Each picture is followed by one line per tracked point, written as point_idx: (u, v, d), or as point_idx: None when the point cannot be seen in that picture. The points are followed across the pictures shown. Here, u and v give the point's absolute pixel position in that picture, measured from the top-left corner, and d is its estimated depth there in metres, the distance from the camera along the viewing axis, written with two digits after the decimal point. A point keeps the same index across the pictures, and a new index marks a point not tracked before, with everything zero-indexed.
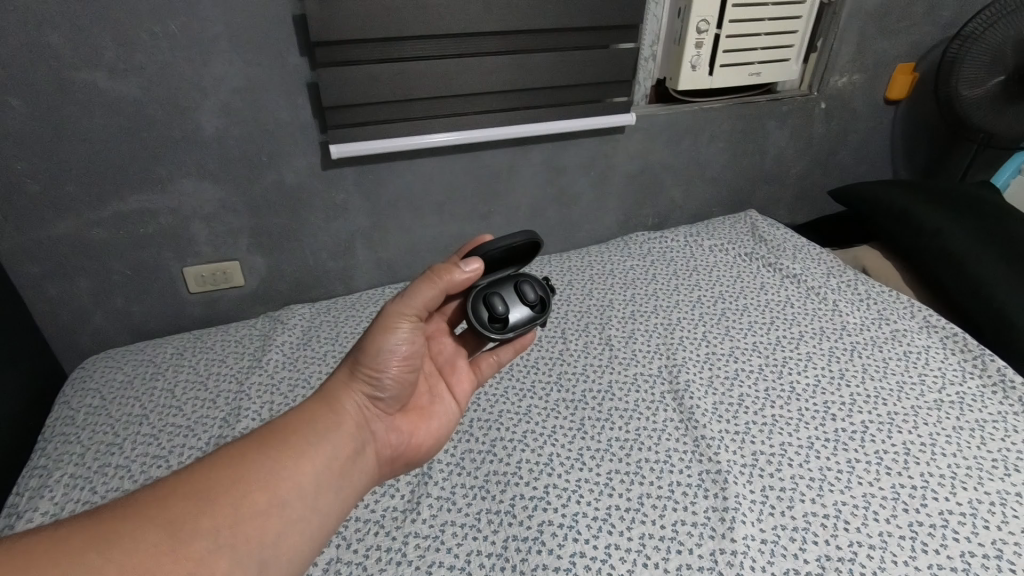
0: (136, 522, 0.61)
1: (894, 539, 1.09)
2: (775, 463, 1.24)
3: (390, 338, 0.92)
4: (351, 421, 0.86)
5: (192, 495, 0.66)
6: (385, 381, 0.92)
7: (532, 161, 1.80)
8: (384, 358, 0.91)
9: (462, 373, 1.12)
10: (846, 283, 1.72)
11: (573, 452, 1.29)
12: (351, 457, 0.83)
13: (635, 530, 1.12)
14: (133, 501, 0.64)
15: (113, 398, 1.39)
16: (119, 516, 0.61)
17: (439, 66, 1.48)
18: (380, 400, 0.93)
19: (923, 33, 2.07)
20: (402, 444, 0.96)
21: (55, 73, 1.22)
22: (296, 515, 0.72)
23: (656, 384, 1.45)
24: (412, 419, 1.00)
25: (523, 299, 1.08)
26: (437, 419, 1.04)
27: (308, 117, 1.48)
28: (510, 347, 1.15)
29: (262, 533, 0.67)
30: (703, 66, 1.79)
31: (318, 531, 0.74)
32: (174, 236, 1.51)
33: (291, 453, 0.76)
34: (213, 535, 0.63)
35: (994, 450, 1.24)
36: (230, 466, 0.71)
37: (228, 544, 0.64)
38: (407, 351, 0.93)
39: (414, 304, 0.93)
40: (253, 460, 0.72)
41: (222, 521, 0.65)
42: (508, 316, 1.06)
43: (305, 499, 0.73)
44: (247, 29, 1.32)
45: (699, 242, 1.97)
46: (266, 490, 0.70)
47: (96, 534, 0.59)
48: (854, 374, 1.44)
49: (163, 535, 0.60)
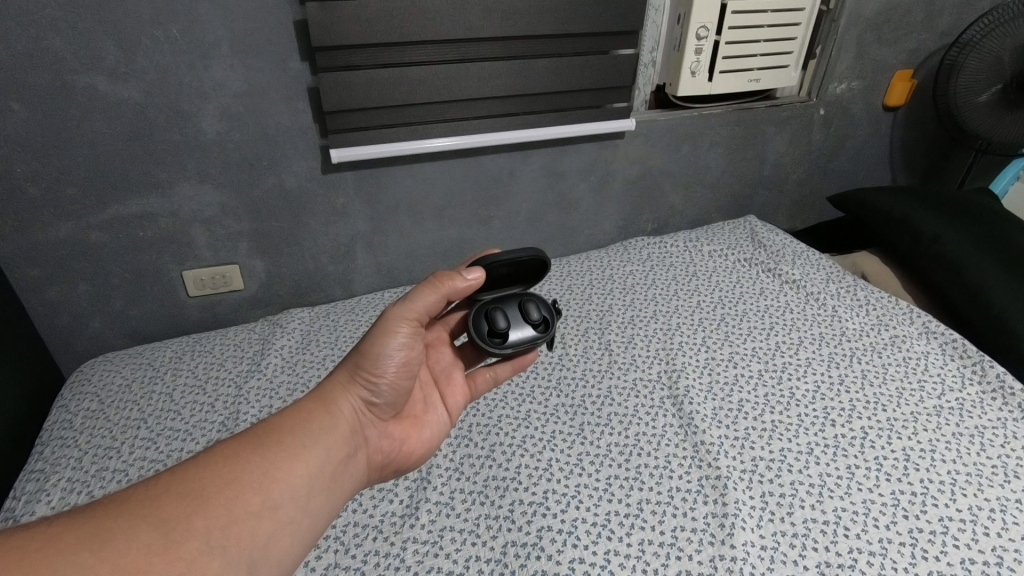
0: (125, 523, 0.56)
1: (894, 546, 1.03)
2: (775, 469, 1.18)
3: (391, 342, 0.87)
4: (346, 424, 0.82)
5: (183, 496, 0.61)
6: (383, 385, 0.87)
7: (530, 167, 1.81)
8: (384, 362, 0.87)
9: (457, 386, 1.06)
10: (848, 287, 1.69)
11: (573, 457, 1.23)
12: (344, 462, 0.78)
13: (634, 537, 1.06)
14: (121, 502, 0.59)
15: (112, 402, 1.39)
16: (108, 516, 0.57)
17: (438, 72, 1.50)
18: (376, 405, 0.88)
19: (923, 39, 2.07)
20: (394, 451, 0.91)
21: (58, 77, 1.27)
22: (288, 519, 0.67)
23: (656, 389, 1.38)
24: (406, 426, 0.95)
25: (527, 319, 1.01)
26: (430, 428, 0.99)
27: (307, 121, 1.52)
28: (508, 365, 1.08)
29: (253, 537, 0.63)
30: (702, 73, 1.80)
31: (307, 537, 0.70)
32: (174, 238, 1.55)
33: (284, 454, 0.71)
34: (205, 535, 0.59)
35: (993, 456, 1.18)
36: (222, 466, 0.66)
37: (219, 547, 0.60)
38: (406, 357, 0.89)
39: (417, 313, 0.90)
40: (246, 460, 0.68)
41: (213, 522, 0.61)
42: (508, 333, 0.99)
43: (297, 504, 0.69)
44: (247, 34, 1.36)
45: (699, 248, 1.93)
46: (259, 492, 0.66)
47: (84, 534, 0.54)
48: (855, 381, 1.38)
49: (156, 535, 0.57)
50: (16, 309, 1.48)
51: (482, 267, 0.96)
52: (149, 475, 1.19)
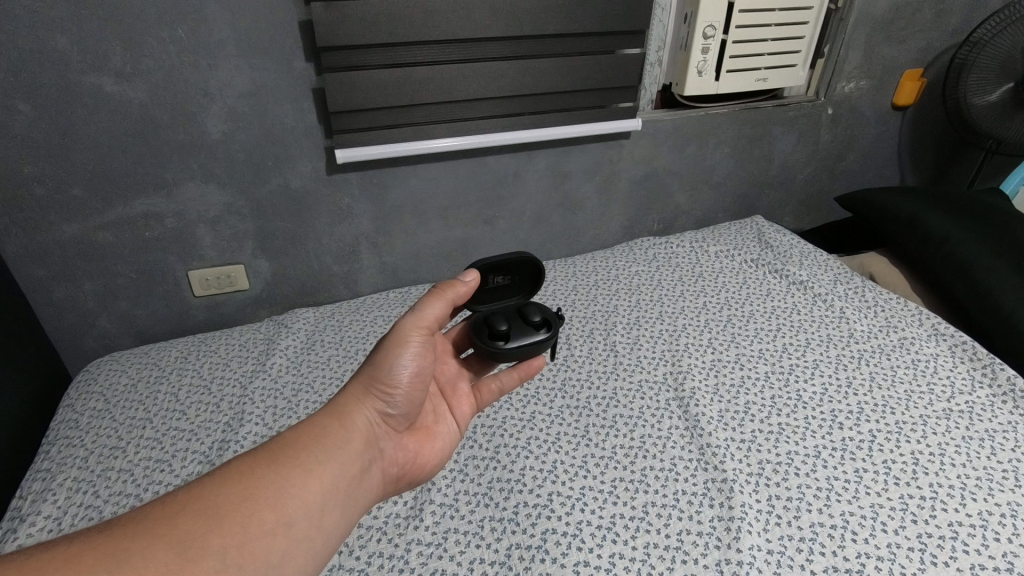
0: (142, 542, 0.56)
1: (903, 551, 1.02)
2: (781, 472, 1.17)
3: (403, 354, 0.87)
4: (361, 438, 0.81)
5: (199, 512, 0.61)
6: (396, 396, 0.87)
7: (535, 167, 1.81)
8: (397, 373, 0.86)
9: (465, 395, 1.06)
10: (855, 288, 1.68)
11: (577, 459, 1.22)
12: (359, 476, 0.77)
13: (639, 539, 1.06)
14: (138, 518, 0.59)
15: (118, 402, 1.39)
16: (125, 534, 0.57)
17: (443, 72, 1.50)
18: (390, 417, 0.88)
19: (933, 37, 2.05)
20: (407, 463, 0.91)
21: (64, 78, 1.27)
22: (302, 535, 0.67)
23: (661, 390, 1.38)
24: (419, 437, 0.95)
25: (528, 322, 1.01)
26: (441, 439, 0.99)
27: (312, 121, 1.52)
28: (515, 374, 1.09)
29: (268, 553, 0.63)
30: (709, 72, 1.79)
31: (322, 553, 0.69)
32: (179, 239, 1.55)
33: (300, 469, 0.70)
34: (220, 553, 0.59)
35: (1004, 460, 1.17)
36: (237, 483, 0.66)
37: (235, 565, 0.59)
38: (419, 368, 0.89)
39: (427, 322, 0.92)
40: (261, 475, 0.67)
41: (228, 540, 0.60)
42: (510, 335, 0.98)
43: (312, 520, 0.68)
44: (252, 34, 1.36)
45: (705, 249, 1.92)
46: (274, 509, 0.65)
47: (103, 553, 0.54)
48: (862, 383, 1.37)
49: (172, 553, 0.56)
50: (24, 309, 1.49)
51: (476, 269, 0.99)
52: (153, 475, 1.19)
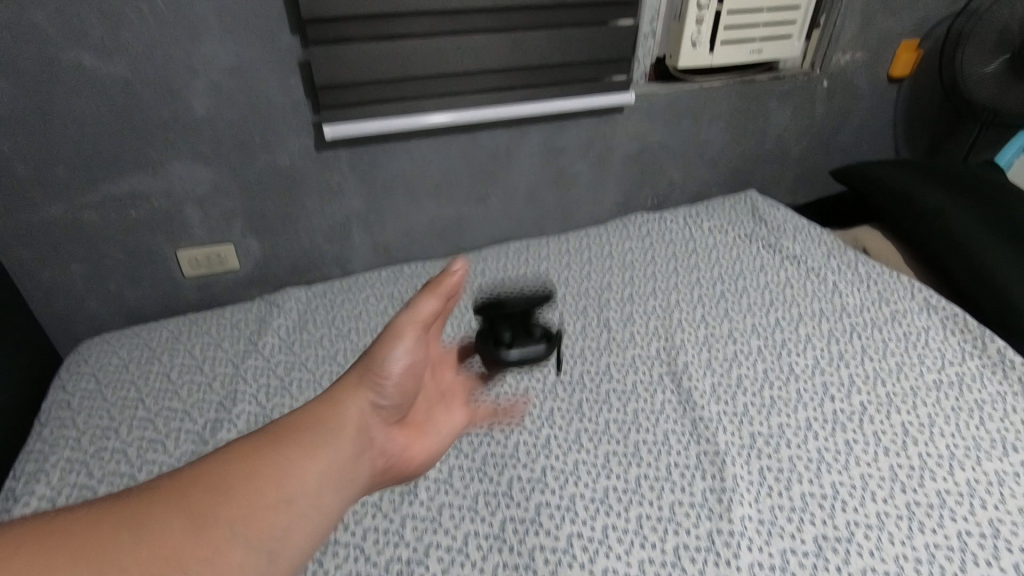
0: (159, 510, 0.58)
1: (891, 519, 1.03)
2: (773, 444, 1.18)
3: (396, 347, 0.78)
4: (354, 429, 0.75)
5: (205, 485, 0.62)
6: (389, 388, 0.79)
7: (528, 143, 1.78)
8: (388, 366, 0.77)
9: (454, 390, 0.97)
10: (849, 262, 1.68)
11: (571, 433, 1.23)
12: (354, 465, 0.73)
13: (632, 511, 1.07)
14: (149, 489, 0.60)
15: (109, 383, 1.38)
16: (138, 504, 0.58)
17: (433, 45, 1.47)
18: (387, 409, 0.81)
19: (930, 7, 2.02)
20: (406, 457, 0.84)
21: (42, 53, 1.24)
22: (305, 509, 0.66)
23: (654, 365, 1.38)
24: (416, 431, 0.87)
25: (530, 334, 1.09)
26: (441, 431, 0.91)
27: (300, 97, 1.49)
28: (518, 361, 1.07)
29: (272, 527, 0.63)
30: (703, 44, 1.76)
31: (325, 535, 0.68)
32: (167, 219, 1.53)
33: (300, 447, 0.69)
34: (228, 523, 0.60)
35: (991, 430, 1.18)
36: (241, 458, 0.66)
37: (241, 537, 0.60)
38: (412, 363, 0.79)
39: (422, 318, 0.79)
40: (267, 449, 0.68)
41: (235, 514, 0.61)
42: (514, 344, 1.06)
43: (314, 497, 0.67)
44: (235, 6, 1.33)
45: (699, 224, 1.91)
46: (276, 484, 0.65)
47: (125, 517, 0.57)
48: (854, 356, 1.38)
49: (185, 519, 0.58)
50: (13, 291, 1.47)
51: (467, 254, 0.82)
52: (147, 455, 1.19)
